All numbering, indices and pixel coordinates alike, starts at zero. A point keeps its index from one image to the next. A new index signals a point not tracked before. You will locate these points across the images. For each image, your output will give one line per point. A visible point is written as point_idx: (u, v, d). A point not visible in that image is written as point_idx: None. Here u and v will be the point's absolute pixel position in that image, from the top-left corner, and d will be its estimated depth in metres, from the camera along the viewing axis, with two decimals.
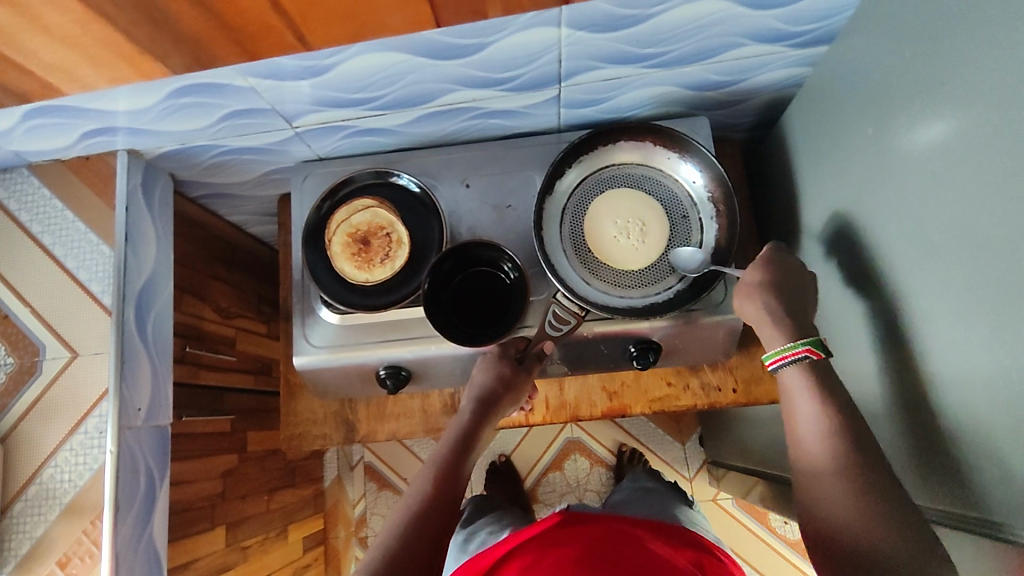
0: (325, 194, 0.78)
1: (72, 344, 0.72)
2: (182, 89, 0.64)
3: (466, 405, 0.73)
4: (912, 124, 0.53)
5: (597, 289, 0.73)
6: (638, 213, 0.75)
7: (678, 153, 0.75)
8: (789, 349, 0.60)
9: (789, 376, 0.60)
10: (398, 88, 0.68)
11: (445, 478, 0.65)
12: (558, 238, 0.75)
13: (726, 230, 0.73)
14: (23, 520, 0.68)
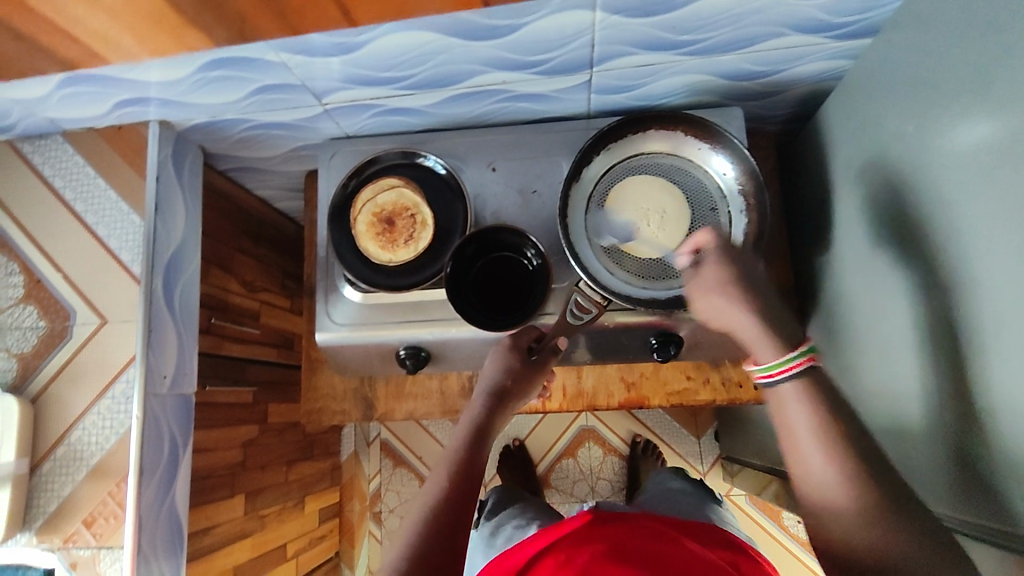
0: (351, 173, 0.77)
1: (101, 310, 0.73)
2: (214, 62, 0.64)
3: (475, 401, 0.69)
4: (957, 123, 0.51)
5: (620, 279, 0.72)
6: (660, 201, 0.73)
7: (710, 144, 0.73)
8: (787, 362, 0.53)
9: (784, 396, 0.53)
10: (428, 68, 0.68)
11: (458, 476, 0.60)
12: (583, 226, 0.74)
13: (756, 224, 0.71)
14: (52, 478, 0.71)
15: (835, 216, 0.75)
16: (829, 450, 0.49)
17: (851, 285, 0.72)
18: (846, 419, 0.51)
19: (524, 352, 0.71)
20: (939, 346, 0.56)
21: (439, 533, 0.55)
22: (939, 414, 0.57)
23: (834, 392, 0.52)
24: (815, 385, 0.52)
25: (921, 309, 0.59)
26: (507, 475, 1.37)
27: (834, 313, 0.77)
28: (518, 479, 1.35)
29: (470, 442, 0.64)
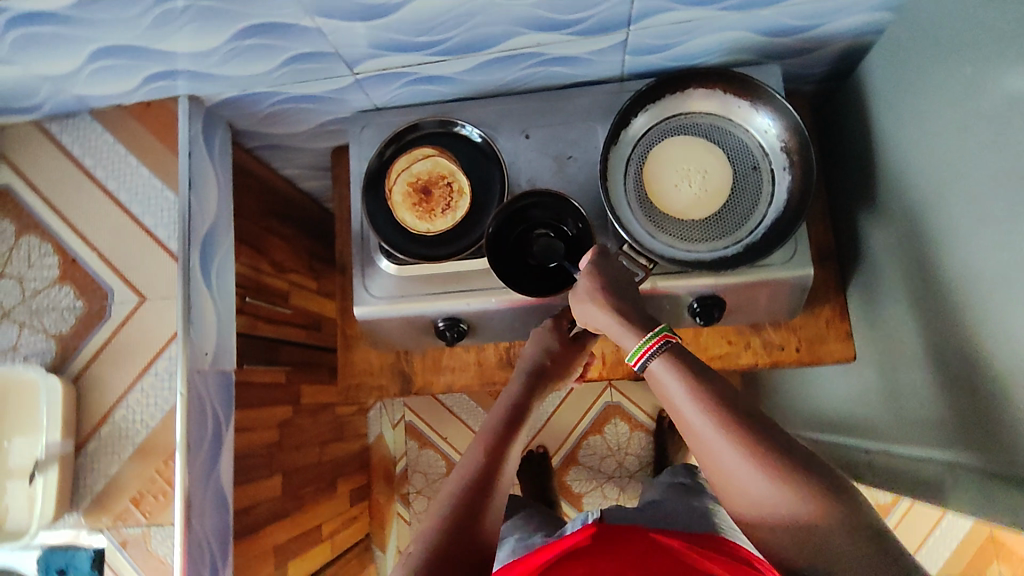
0: (389, 140, 0.76)
1: (139, 288, 0.73)
2: (250, 29, 0.63)
3: (515, 380, 0.73)
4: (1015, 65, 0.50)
5: (664, 242, 0.71)
6: (700, 160, 0.73)
7: (752, 103, 0.72)
8: (646, 344, 0.58)
9: (656, 370, 0.57)
10: (463, 31, 0.67)
11: (494, 444, 0.64)
12: (624, 190, 0.73)
13: (799, 181, 0.70)
14: (97, 458, 0.71)
15: (878, 172, 0.74)
16: (702, 403, 0.53)
17: (898, 240, 0.71)
18: (712, 380, 0.54)
19: (563, 334, 0.75)
20: (997, 292, 0.55)
21: (475, 494, 0.58)
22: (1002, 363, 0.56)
23: (692, 359, 0.57)
24: (681, 357, 0.57)
25: (976, 258, 0.58)
26: (525, 472, 1.37)
27: (878, 270, 0.76)
28: (537, 476, 1.36)
29: (503, 426, 0.66)
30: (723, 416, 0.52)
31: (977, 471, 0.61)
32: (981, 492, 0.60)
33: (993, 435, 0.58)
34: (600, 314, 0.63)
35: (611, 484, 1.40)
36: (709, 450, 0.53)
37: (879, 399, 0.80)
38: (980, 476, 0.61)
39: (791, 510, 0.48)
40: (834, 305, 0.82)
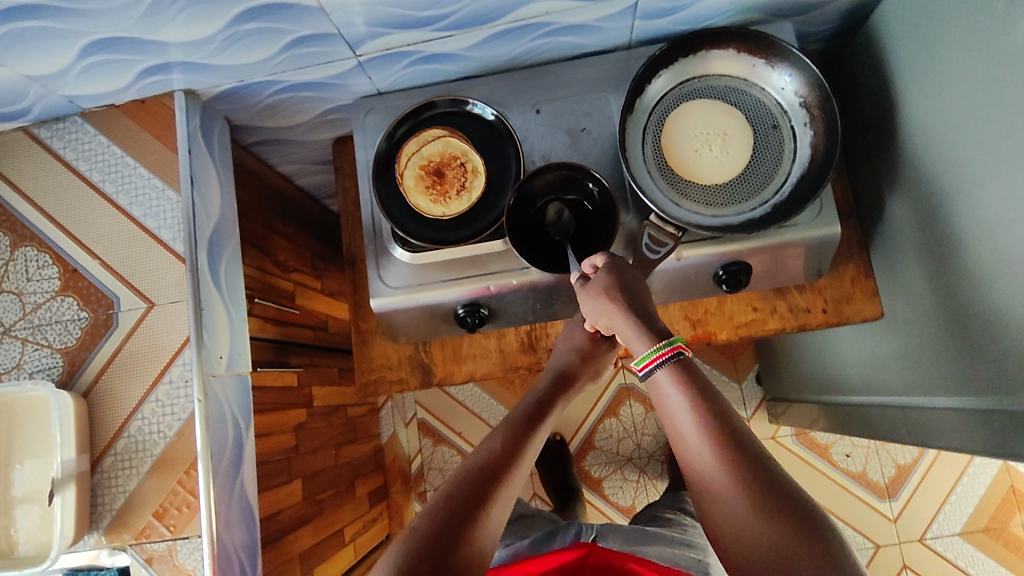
0: (406, 115, 0.74)
1: (146, 294, 0.69)
2: (247, 12, 0.60)
3: (542, 378, 0.73)
4: None
5: (689, 209, 0.69)
6: (719, 123, 0.71)
7: (761, 61, 0.70)
8: (655, 352, 0.57)
9: (657, 381, 0.56)
10: (469, 2, 0.64)
11: (514, 428, 0.64)
12: (644, 160, 0.71)
13: (822, 136, 0.69)
14: (114, 474, 0.67)
15: (894, 125, 0.73)
16: (701, 418, 0.52)
17: (918, 193, 0.70)
18: (711, 399, 0.53)
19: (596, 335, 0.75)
20: None
21: (493, 466, 0.59)
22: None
23: (696, 376, 0.55)
24: (684, 371, 0.55)
25: (1007, 203, 0.57)
26: (546, 472, 1.36)
27: (899, 226, 0.75)
28: (555, 468, 1.36)
29: (526, 416, 0.66)
30: (715, 435, 0.51)
31: (985, 414, 0.61)
32: (991, 432, 0.61)
33: (1012, 379, 0.58)
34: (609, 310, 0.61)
35: (630, 465, 1.39)
36: (697, 471, 0.51)
37: (895, 356, 0.79)
38: (989, 417, 0.61)
39: (767, 542, 0.45)
40: (856, 264, 0.81)
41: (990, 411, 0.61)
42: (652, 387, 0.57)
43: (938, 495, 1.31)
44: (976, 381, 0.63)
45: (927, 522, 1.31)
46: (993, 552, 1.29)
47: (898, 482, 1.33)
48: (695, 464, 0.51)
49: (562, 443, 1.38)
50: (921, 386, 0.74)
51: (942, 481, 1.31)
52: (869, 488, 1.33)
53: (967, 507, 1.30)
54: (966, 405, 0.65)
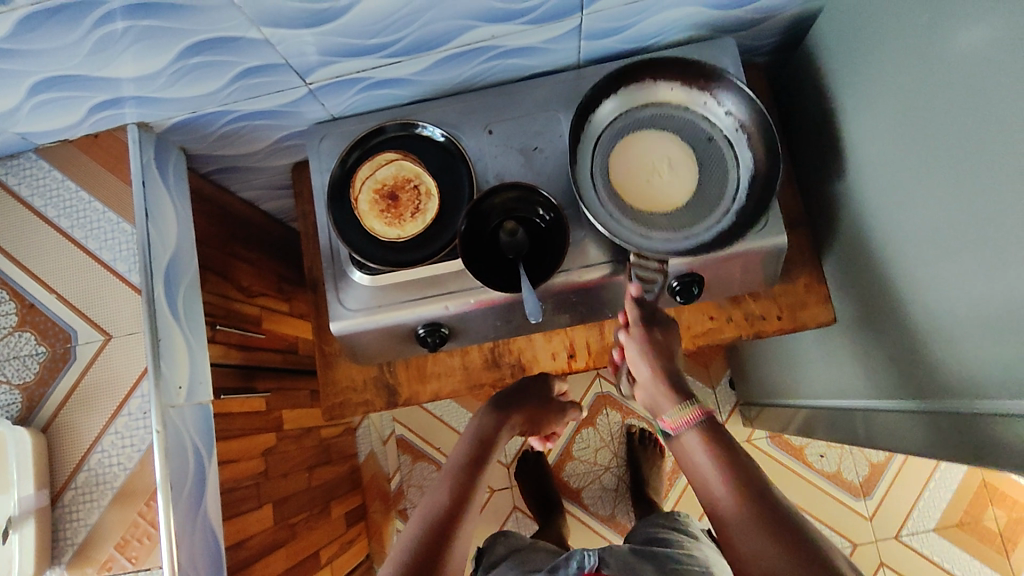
0: (353, 145, 0.75)
1: (103, 326, 0.69)
2: (193, 47, 0.61)
3: (479, 419, 0.85)
4: (972, 13, 0.50)
5: (659, 242, 0.70)
6: (660, 151, 0.73)
7: (690, 84, 0.72)
8: (684, 412, 0.65)
9: (689, 443, 0.64)
10: (414, 30, 0.65)
11: (465, 468, 0.76)
12: (598, 201, 0.72)
13: (761, 140, 0.71)
14: (75, 508, 0.67)
15: (835, 135, 0.75)
16: (734, 479, 0.60)
17: (861, 201, 0.72)
18: (738, 457, 0.61)
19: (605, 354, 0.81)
20: (965, 241, 0.56)
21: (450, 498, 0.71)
22: (969, 309, 0.57)
23: (720, 435, 0.63)
24: (711, 430, 0.64)
25: (940, 210, 0.59)
26: (524, 484, 1.37)
27: (847, 231, 0.77)
28: (535, 484, 1.37)
29: (471, 456, 0.79)
30: (745, 496, 0.58)
31: (933, 415, 0.63)
32: (938, 434, 0.62)
33: (954, 381, 0.60)
34: (646, 362, 0.70)
35: (608, 475, 1.40)
36: (737, 541, 0.57)
37: (849, 359, 0.81)
38: (937, 419, 0.62)
39: None
40: (808, 271, 0.82)
41: (935, 412, 0.63)
42: (681, 446, 0.65)
43: (912, 491, 1.33)
44: (922, 383, 0.65)
45: (903, 519, 1.32)
46: (968, 545, 1.30)
47: (872, 481, 1.34)
48: (726, 516, 0.58)
49: (540, 454, 1.39)
50: (873, 389, 0.76)
51: (916, 477, 1.33)
52: (845, 487, 1.35)
53: (941, 502, 1.32)
54: (914, 407, 0.67)
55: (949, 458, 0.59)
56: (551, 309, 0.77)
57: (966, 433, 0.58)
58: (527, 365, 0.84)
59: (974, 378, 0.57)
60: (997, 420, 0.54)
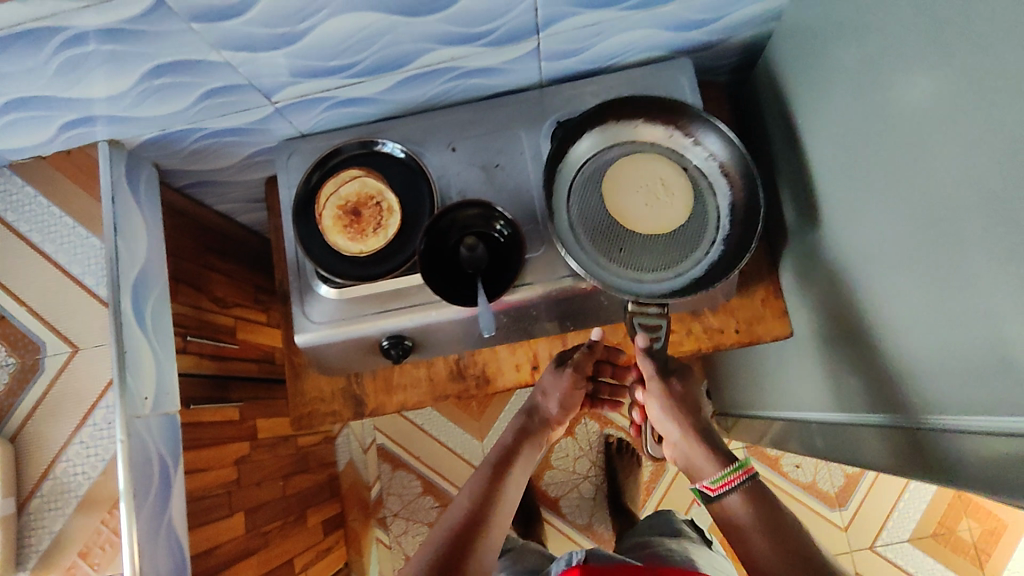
0: (313, 166, 0.77)
1: (71, 338, 0.71)
2: (157, 69, 0.63)
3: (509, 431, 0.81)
4: (902, 42, 0.52)
5: (655, 284, 0.72)
6: (648, 175, 0.74)
7: (664, 124, 0.74)
8: (727, 476, 0.69)
9: (730, 503, 0.68)
10: (375, 51, 0.67)
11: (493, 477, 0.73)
12: (587, 250, 0.73)
13: (735, 170, 0.73)
14: (41, 516, 0.69)
15: (794, 152, 0.76)
16: (780, 546, 0.63)
17: (815, 218, 0.74)
18: (774, 509, 0.66)
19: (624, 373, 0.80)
20: (904, 259, 0.58)
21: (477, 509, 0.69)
22: (912, 325, 0.58)
23: (765, 496, 0.68)
24: (755, 492, 0.68)
25: (881, 229, 0.60)
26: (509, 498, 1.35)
27: (803, 247, 0.78)
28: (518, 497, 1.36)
29: (499, 459, 0.76)
30: (784, 560, 0.62)
31: (898, 429, 0.64)
32: (907, 449, 0.63)
33: (906, 395, 0.61)
34: (675, 423, 0.75)
35: (586, 484, 1.41)
36: None
37: (808, 372, 0.83)
38: (902, 433, 0.63)
39: None
40: (766, 286, 0.85)
41: (901, 428, 0.63)
42: (725, 507, 0.69)
43: (887, 502, 1.34)
44: (882, 397, 0.66)
45: (877, 530, 1.33)
46: (942, 557, 1.31)
47: (847, 492, 1.35)
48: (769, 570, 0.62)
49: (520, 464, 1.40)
50: (835, 402, 0.77)
51: (890, 488, 1.34)
52: (820, 497, 1.35)
53: (914, 513, 1.33)
54: (881, 422, 0.67)
55: (920, 477, 0.60)
56: (514, 322, 0.79)
57: (931, 451, 0.58)
58: (491, 377, 0.86)
59: (924, 392, 0.58)
60: (951, 433, 0.55)
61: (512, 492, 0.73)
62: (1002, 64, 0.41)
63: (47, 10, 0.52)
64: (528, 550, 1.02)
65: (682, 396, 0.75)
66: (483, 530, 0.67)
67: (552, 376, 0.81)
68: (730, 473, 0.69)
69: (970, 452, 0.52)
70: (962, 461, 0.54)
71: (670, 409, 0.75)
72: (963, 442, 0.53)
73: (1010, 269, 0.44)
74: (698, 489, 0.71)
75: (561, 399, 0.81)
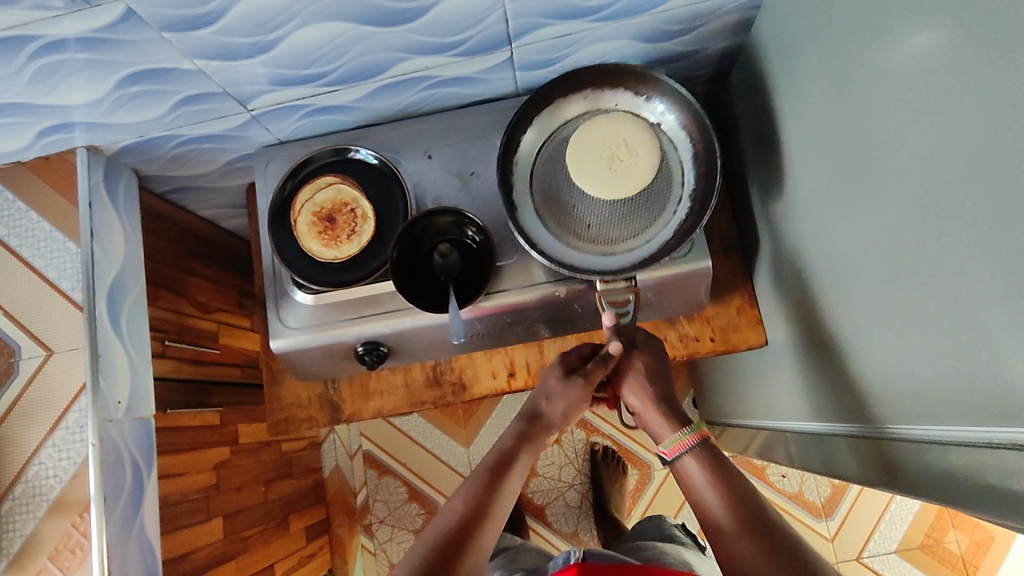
0: (287, 174, 0.79)
1: (46, 342, 0.72)
2: (131, 77, 0.64)
3: (509, 431, 0.72)
4: (862, 54, 0.52)
5: (625, 255, 0.72)
6: (603, 143, 0.71)
7: (610, 89, 0.74)
8: (680, 439, 0.66)
9: (684, 463, 0.65)
10: (348, 60, 0.68)
11: (483, 482, 0.66)
12: (555, 234, 0.73)
13: (691, 121, 0.73)
14: (12, 518, 0.69)
15: (768, 162, 0.77)
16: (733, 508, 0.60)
17: (789, 227, 0.74)
18: (732, 477, 0.63)
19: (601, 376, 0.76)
20: (868, 268, 0.58)
21: (462, 522, 0.62)
22: (878, 335, 0.58)
23: (720, 460, 0.64)
24: (705, 450, 0.65)
25: (849, 239, 0.60)
26: None
27: (779, 256, 0.78)
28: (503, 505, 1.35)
29: (494, 464, 0.68)
30: (743, 521, 0.59)
31: (866, 440, 0.64)
32: (875, 460, 0.63)
33: (875, 404, 0.61)
34: (640, 395, 0.72)
35: (572, 492, 1.40)
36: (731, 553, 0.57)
37: (785, 381, 0.83)
38: (869, 444, 0.63)
39: None
40: (741, 294, 0.87)
41: (868, 439, 0.63)
42: (681, 474, 0.66)
43: (873, 513, 1.33)
44: (847, 406, 0.66)
45: (863, 540, 1.32)
46: (929, 568, 1.30)
47: (834, 501, 1.35)
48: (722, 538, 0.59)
49: None
50: (810, 411, 0.77)
51: (877, 499, 1.33)
52: (806, 507, 1.35)
53: (901, 524, 1.33)
54: (848, 432, 0.67)
55: (889, 487, 0.60)
56: (489, 330, 0.79)
57: (897, 461, 0.58)
58: (467, 384, 0.86)
59: (890, 402, 0.58)
60: (916, 444, 0.55)
61: (512, 486, 0.68)
62: (955, 75, 0.42)
63: (17, 19, 0.53)
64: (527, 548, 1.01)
65: (647, 370, 0.73)
66: (478, 528, 0.62)
67: (562, 385, 0.73)
68: (683, 437, 0.67)
69: (935, 463, 0.52)
70: (927, 472, 0.54)
71: (637, 381, 0.72)
72: (928, 454, 0.53)
73: (968, 278, 0.44)
74: (658, 455, 0.69)
75: (568, 410, 0.73)
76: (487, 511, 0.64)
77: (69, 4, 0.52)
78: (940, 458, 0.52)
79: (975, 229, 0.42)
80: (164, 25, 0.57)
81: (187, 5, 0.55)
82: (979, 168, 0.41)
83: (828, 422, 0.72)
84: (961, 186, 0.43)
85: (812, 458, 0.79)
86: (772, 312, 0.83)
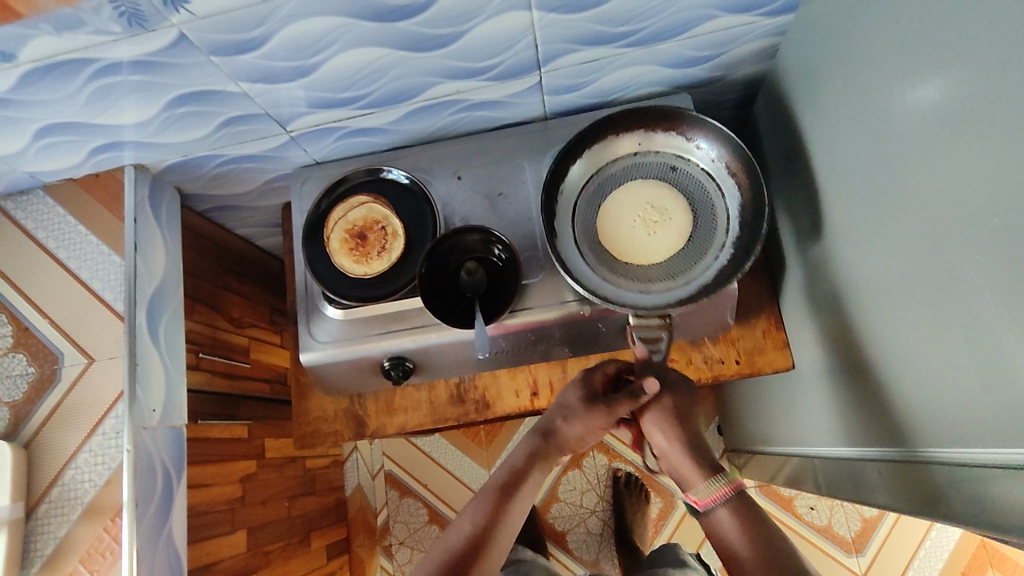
0: (322, 193, 0.82)
1: (88, 350, 0.76)
2: (180, 98, 0.68)
3: (519, 446, 0.71)
4: (890, 79, 0.53)
5: (662, 292, 0.71)
6: (637, 216, 0.74)
7: (663, 131, 0.75)
8: (716, 487, 0.66)
9: (718, 517, 0.65)
10: (383, 84, 0.71)
11: (496, 500, 0.65)
12: (593, 264, 0.73)
13: (736, 158, 0.73)
14: (46, 521, 0.72)
15: (795, 185, 0.77)
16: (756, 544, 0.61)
17: (818, 248, 0.74)
18: (766, 528, 0.63)
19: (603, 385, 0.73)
20: (900, 290, 0.57)
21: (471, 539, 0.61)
22: (913, 356, 0.57)
23: (751, 510, 0.64)
24: (742, 505, 0.65)
25: (879, 262, 0.60)
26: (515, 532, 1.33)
27: (808, 279, 0.78)
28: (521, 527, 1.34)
29: (503, 482, 0.67)
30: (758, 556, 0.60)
31: (901, 467, 0.62)
32: (910, 488, 0.60)
33: (908, 428, 0.60)
34: (669, 436, 0.70)
35: (594, 519, 1.39)
36: None
37: (815, 406, 0.81)
38: (905, 472, 0.61)
39: None
40: (767, 316, 0.88)
41: (902, 463, 0.61)
42: (710, 524, 0.66)
43: (906, 548, 1.28)
44: (880, 431, 0.65)
45: None
46: None
47: (865, 537, 1.30)
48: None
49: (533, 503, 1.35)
50: (840, 437, 0.75)
51: (910, 535, 1.29)
52: (837, 541, 1.31)
53: (935, 562, 1.28)
54: (882, 456, 0.65)
55: (922, 515, 0.58)
56: (514, 348, 0.80)
57: (932, 487, 0.56)
58: (490, 402, 0.87)
59: (926, 425, 0.56)
60: (952, 467, 0.53)
61: (519, 511, 0.66)
62: (987, 92, 0.42)
63: (79, 44, 0.57)
64: (529, 564, 1.00)
65: (674, 407, 0.71)
66: (485, 553, 0.61)
67: (585, 411, 0.70)
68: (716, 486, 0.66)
69: (975, 490, 0.50)
70: (965, 500, 0.52)
71: (664, 420, 0.70)
72: (967, 481, 0.51)
73: (1003, 295, 0.43)
74: (687, 502, 0.69)
75: (585, 433, 0.71)
76: (493, 539, 0.62)
77: (128, 29, 0.56)
78: (978, 485, 0.50)
79: (1010, 246, 0.42)
80: (211, 50, 0.61)
81: (234, 31, 0.58)
82: (1014, 184, 0.40)
83: (860, 447, 0.70)
84: (995, 203, 0.43)
85: (841, 486, 0.77)
86: (801, 336, 0.83)
